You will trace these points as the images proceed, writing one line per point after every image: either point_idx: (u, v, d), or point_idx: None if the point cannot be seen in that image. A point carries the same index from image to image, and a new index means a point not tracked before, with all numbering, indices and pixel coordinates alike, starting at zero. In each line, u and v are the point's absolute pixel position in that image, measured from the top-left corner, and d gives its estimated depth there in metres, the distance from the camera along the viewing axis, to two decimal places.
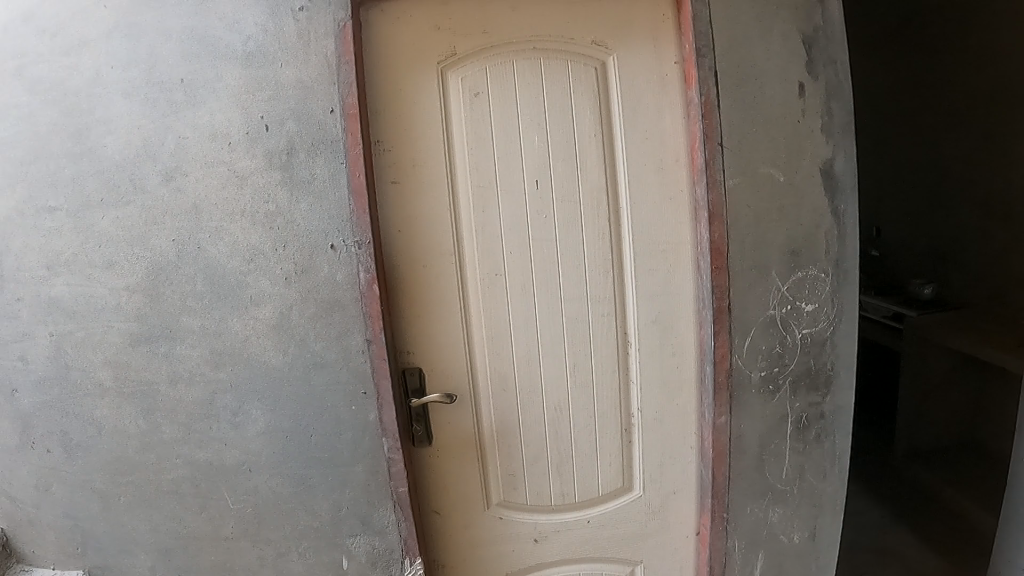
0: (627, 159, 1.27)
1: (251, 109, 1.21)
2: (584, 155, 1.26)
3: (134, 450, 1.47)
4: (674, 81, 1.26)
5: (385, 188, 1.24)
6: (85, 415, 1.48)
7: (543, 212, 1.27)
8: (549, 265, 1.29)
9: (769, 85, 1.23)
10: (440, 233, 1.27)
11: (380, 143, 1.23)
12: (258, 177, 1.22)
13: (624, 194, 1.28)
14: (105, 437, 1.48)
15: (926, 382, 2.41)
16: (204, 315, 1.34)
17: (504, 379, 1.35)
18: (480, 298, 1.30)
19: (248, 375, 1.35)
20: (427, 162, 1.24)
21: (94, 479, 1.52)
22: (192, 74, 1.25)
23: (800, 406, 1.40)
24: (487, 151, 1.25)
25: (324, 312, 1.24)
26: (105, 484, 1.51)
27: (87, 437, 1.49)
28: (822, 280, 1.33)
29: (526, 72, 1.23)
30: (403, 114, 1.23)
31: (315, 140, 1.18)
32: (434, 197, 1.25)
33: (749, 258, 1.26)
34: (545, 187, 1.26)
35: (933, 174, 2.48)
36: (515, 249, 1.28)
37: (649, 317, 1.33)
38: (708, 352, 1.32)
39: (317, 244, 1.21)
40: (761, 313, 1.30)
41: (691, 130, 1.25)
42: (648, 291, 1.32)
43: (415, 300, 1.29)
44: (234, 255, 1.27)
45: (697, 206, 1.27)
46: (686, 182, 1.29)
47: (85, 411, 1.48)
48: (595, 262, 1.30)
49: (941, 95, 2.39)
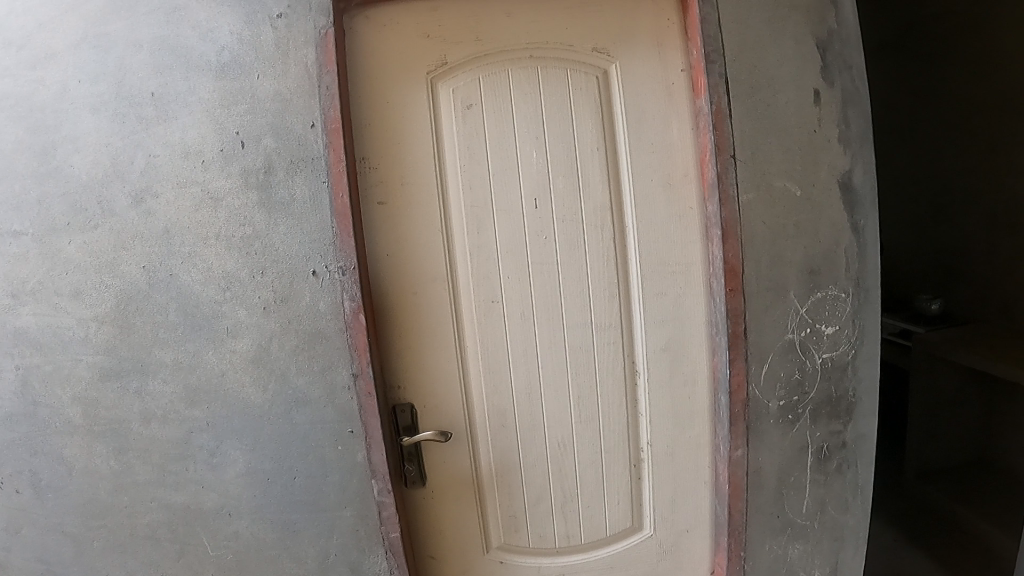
0: (632, 174, 1.16)
1: (225, 125, 1.12)
2: (585, 170, 1.16)
3: (106, 492, 1.36)
4: (682, 89, 1.16)
5: (370, 209, 1.13)
6: (55, 453, 1.37)
7: (542, 233, 1.16)
8: (549, 291, 1.18)
9: (782, 92, 1.16)
10: (432, 258, 1.16)
11: (366, 160, 1.12)
12: (232, 198, 1.12)
13: (630, 212, 1.17)
14: (76, 477, 1.37)
15: (937, 397, 2.30)
16: (179, 347, 1.24)
17: (503, 414, 1.24)
18: (476, 328, 1.19)
19: (226, 413, 1.24)
20: (417, 181, 1.13)
21: (65, 522, 1.40)
22: (162, 87, 1.17)
23: (822, 436, 1.33)
24: (482, 168, 1.14)
25: (305, 344, 1.13)
26: (76, 528, 1.40)
27: (57, 477, 1.38)
28: (843, 301, 1.27)
29: (522, 81, 1.13)
30: (390, 129, 1.13)
31: (295, 157, 1.08)
32: (425, 219, 1.14)
33: (765, 279, 1.17)
34: (545, 205, 1.15)
35: (934, 185, 2.40)
36: (514, 273, 1.17)
37: (658, 345, 1.22)
38: (722, 381, 1.22)
39: (298, 270, 1.10)
40: (780, 338, 1.21)
41: (701, 142, 1.15)
42: (656, 317, 1.21)
43: (404, 332, 1.18)
44: (208, 283, 1.17)
45: (708, 223, 1.17)
46: (696, 199, 1.18)
47: (54, 449, 1.36)
48: (599, 287, 1.19)
49: (940, 104, 2.32)
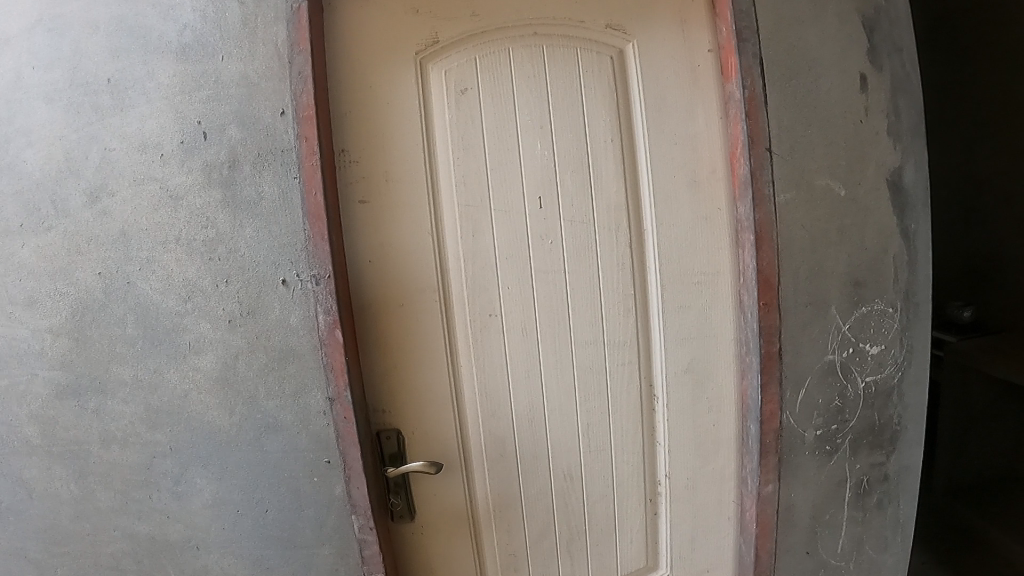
0: (652, 168, 0.98)
1: (186, 114, 0.98)
2: (598, 163, 0.97)
3: (67, 519, 1.21)
4: (709, 73, 1.00)
5: (350, 209, 0.95)
6: (12, 473, 1.21)
7: (546, 237, 0.97)
8: (554, 304, 0.99)
9: (820, 78, 1.02)
10: (422, 265, 0.98)
11: (345, 152, 0.94)
12: (194, 196, 0.98)
13: (649, 212, 0.99)
14: (35, 502, 1.21)
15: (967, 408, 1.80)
16: (138, 363, 1.09)
17: (502, 442, 1.06)
18: (470, 345, 1.01)
19: (191, 438, 1.10)
20: (403, 176, 0.95)
21: (28, 547, 1.25)
22: (119, 72, 1.02)
23: (861, 469, 1.20)
24: (478, 160, 0.95)
25: (275, 364, 0.98)
26: (39, 555, 1.24)
27: (17, 500, 1.22)
28: (889, 316, 1.12)
29: (525, 62, 0.94)
30: (372, 116, 0.94)
31: (262, 149, 0.94)
32: (413, 221, 0.96)
33: (804, 293, 1.02)
34: (551, 204, 0.96)
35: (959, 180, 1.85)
36: (516, 280, 0.98)
37: (680, 367, 1.05)
38: (752, 408, 1.07)
39: (265, 278, 0.96)
40: (819, 359, 1.07)
41: (733, 132, 0.99)
42: (679, 334, 1.03)
43: (389, 353, 1.01)
44: (169, 292, 1.03)
45: (739, 225, 1.00)
46: (726, 198, 1.01)
47: (12, 469, 1.20)
48: (612, 300, 1.00)
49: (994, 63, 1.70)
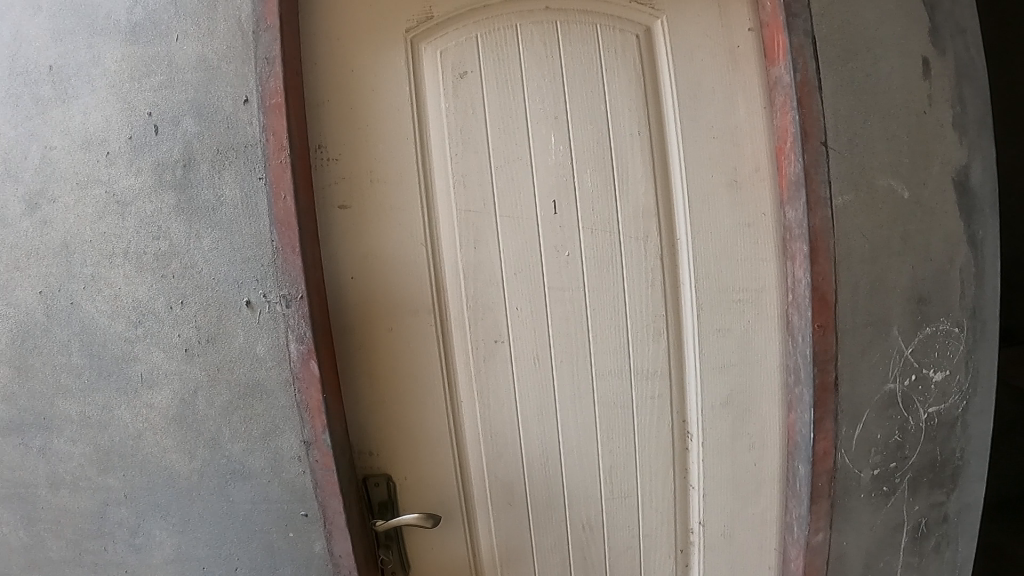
0: (685, 165, 0.82)
1: (134, 104, 0.83)
2: (625, 158, 0.80)
3: (15, 571, 1.04)
4: (749, 56, 0.85)
5: (328, 216, 0.79)
6: None
7: (562, 248, 0.79)
8: (572, 326, 0.81)
9: (879, 61, 0.87)
10: (415, 282, 0.81)
11: (323, 148, 0.79)
12: (144, 202, 0.83)
13: (683, 217, 0.83)
14: None
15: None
16: (86, 397, 0.92)
17: (511, 488, 0.88)
18: (472, 379, 0.83)
19: (147, 484, 0.93)
20: (390, 175, 0.79)
21: None
22: (63, 58, 0.86)
23: (920, 510, 1.05)
24: (480, 157, 0.78)
25: (240, 401, 0.83)
26: None
27: None
28: (955, 337, 0.97)
29: (535, 39, 0.79)
30: (354, 106, 0.79)
31: (222, 144, 0.79)
32: (403, 229, 0.80)
33: (863, 311, 0.88)
34: (567, 208, 0.79)
35: None
36: (529, 297, 0.80)
37: (717, 399, 0.89)
38: (800, 445, 0.91)
39: (226, 299, 0.80)
40: (878, 389, 0.93)
41: (781, 123, 0.84)
42: (717, 361, 0.88)
43: (377, 387, 0.84)
44: (117, 315, 0.87)
45: (788, 233, 0.85)
46: (771, 202, 0.86)
47: None
48: (640, 322, 0.83)
49: None
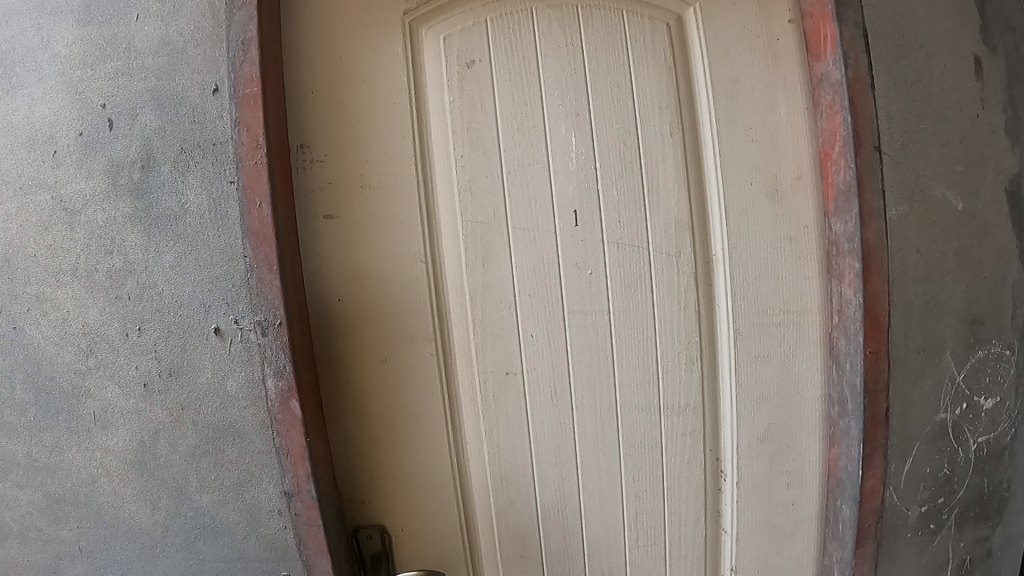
0: (722, 171, 0.72)
1: (86, 95, 0.71)
2: (655, 163, 0.70)
3: None
4: (791, 49, 0.76)
5: (310, 227, 0.67)
6: None
7: (583, 265, 0.68)
8: (596, 356, 0.71)
9: (932, 58, 0.78)
10: (413, 305, 0.69)
11: (306, 149, 0.68)
12: (96, 211, 0.71)
13: (720, 230, 0.73)
14: None
15: None
16: (32, 438, 0.79)
17: (524, 540, 0.77)
18: (480, 418, 0.72)
19: (105, 537, 0.81)
20: (384, 180, 0.67)
21: None
22: (5, 42, 0.74)
23: (965, 546, 0.95)
24: (489, 160, 0.67)
25: (209, 444, 0.71)
26: None
27: None
28: (1007, 360, 0.88)
29: (553, 28, 0.68)
30: (343, 101, 0.67)
31: (189, 143, 0.67)
32: (400, 243, 0.68)
33: (916, 335, 0.79)
34: (590, 220, 0.68)
35: None
36: (545, 322, 0.69)
37: (755, 434, 0.79)
38: (844, 484, 0.81)
39: (191, 325, 0.68)
40: (929, 421, 0.84)
41: (827, 125, 0.74)
42: (756, 392, 0.77)
43: (369, 427, 0.72)
44: (64, 343, 0.75)
45: (835, 248, 0.76)
46: (815, 213, 0.77)
47: None
48: (672, 350, 0.73)
49: None
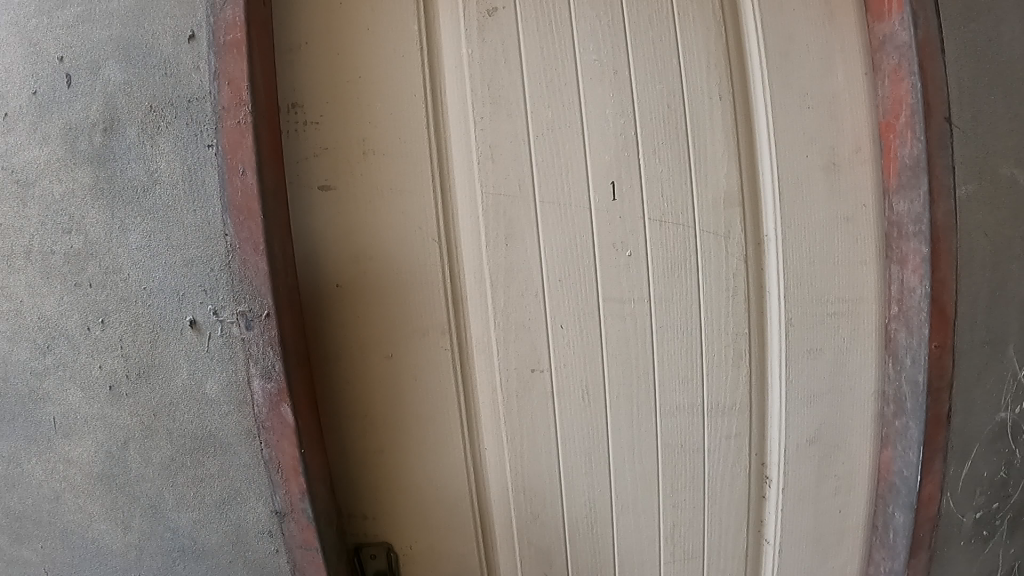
0: (777, 140, 0.63)
1: (41, 46, 0.61)
2: (703, 129, 0.61)
3: None
4: (849, 6, 0.67)
5: (303, 199, 0.58)
6: None
7: (621, 245, 0.59)
8: (634, 351, 0.61)
9: (1011, 16, 0.69)
10: (424, 291, 0.58)
11: (299, 109, 0.58)
12: (52, 182, 0.60)
13: (772, 207, 0.64)
14: None
15: None
16: None
17: (548, 560, 0.67)
18: (501, 425, 0.61)
19: (72, 559, 0.70)
20: (389, 145, 0.57)
21: None
22: None
23: (1016, 552, 0.85)
24: (514, 122, 0.57)
25: (187, 455, 0.61)
26: None
27: None
28: None
29: None
30: (344, 54, 0.58)
31: (159, 101, 0.57)
32: (408, 218, 0.57)
33: (981, 327, 0.71)
34: (630, 194, 0.59)
35: None
36: (576, 312, 0.59)
37: (804, 436, 0.70)
38: (898, 490, 0.73)
39: (163, 317, 0.58)
40: (989, 420, 0.76)
41: (891, 94, 0.66)
42: (807, 390, 0.68)
43: (372, 434, 0.62)
44: (19, 338, 0.64)
45: (896, 229, 0.67)
46: (874, 190, 0.68)
47: None
48: (720, 344, 0.63)
49: None
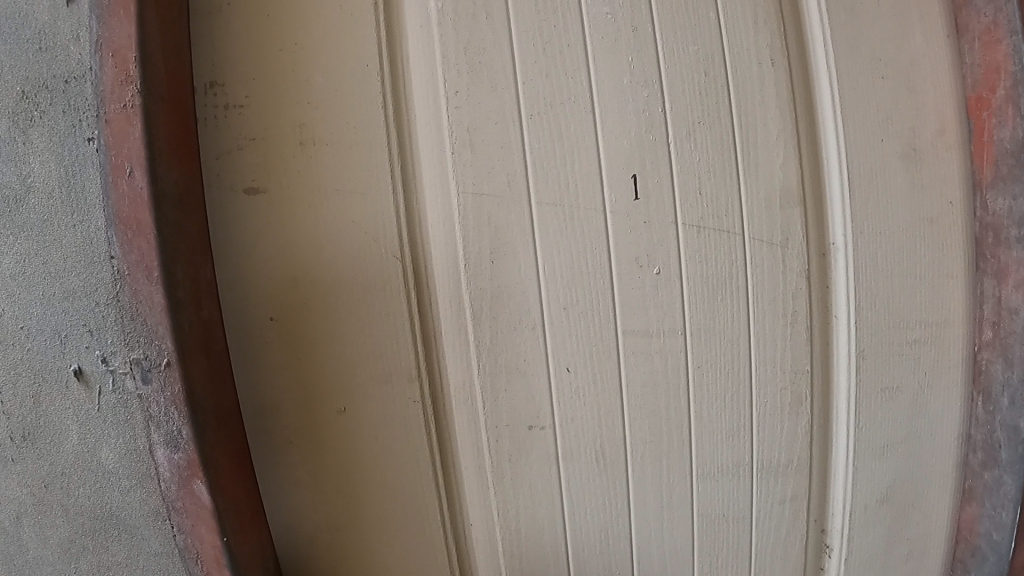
0: (844, 119, 0.49)
1: None
2: (751, 105, 0.46)
3: None
4: None
5: (225, 206, 0.44)
6: None
7: (646, 260, 0.45)
8: (663, 398, 0.47)
9: None
10: (386, 325, 0.44)
11: (217, 88, 0.44)
12: None
13: (841, 207, 0.49)
14: None
15: None
16: None
17: None
18: (489, 499, 0.46)
19: None
20: (336, 132, 0.43)
21: None
22: None
23: None
24: (501, 100, 0.43)
25: (87, 538, 0.48)
26: None
27: None
28: None
29: None
30: (275, 16, 0.44)
31: (29, 81, 0.43)
32: (362, 232, 0.43)
33: None
34: (657, 191, 0.45)
35: None
36: (586, 349, 0.45)
37: (874, 495, 0.53)
38: (985, 557, 0.53)
39: (43, 364, 0.44)
40: None
41: (982, 62, 0.49)
42: (880, 438, 0.52)
43: (323, 513, 0.47)
44: None
45: (992, 234, 0.50)
46: (961, 184, 0.51)
47: None
48: (772, 385, 0.48)
49: None
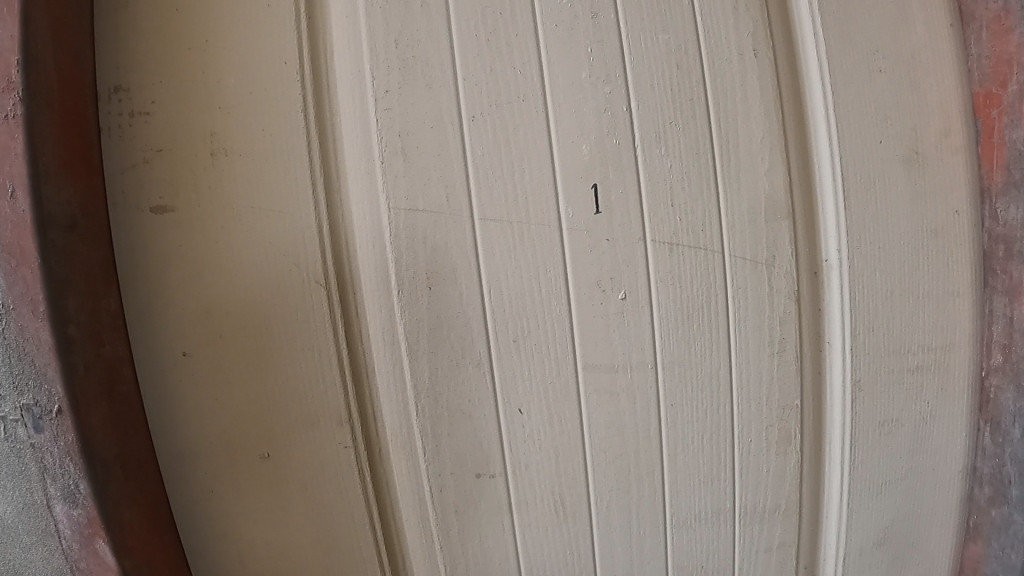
0: (837, 119, 0.43)
1: None
2: (730, 104, 0.41)
3: None
4: None
5: (129, 226, 0.38)
6: None
7: (611, 284, 0.40)
8: (631, 439, 0.41)
9: None
10: (310, 362, 0.39)
11: (120, 92, 0.38)
12: None
13: (834, 220, 0.43)
14: None
15: None
16: None
17: None
18: (434, 553, 0.41)
19: None
20: (251, 144, 0.38)
21: None
22: None
23: None
24: (440, 103, 0.38)
25: None
26: None
27: None
28: None
29: None
30: (185, 11, 0.38)
31: None
32: (280, 257, 0.38)
33: None
34: (622, 206, 0.40)
35: None
36: (541, 386, 0.40)
37: (871, 538, 0.47)
38: None
39: None
40: None
41: (991, 53, 0.44)
42: (877, 476, 0.46)
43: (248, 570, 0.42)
44: None
45: (1005, 247, 0.44)
46: (969, 188, 0.45)
47: None
48: (755, 422, 0.43)
49: None
